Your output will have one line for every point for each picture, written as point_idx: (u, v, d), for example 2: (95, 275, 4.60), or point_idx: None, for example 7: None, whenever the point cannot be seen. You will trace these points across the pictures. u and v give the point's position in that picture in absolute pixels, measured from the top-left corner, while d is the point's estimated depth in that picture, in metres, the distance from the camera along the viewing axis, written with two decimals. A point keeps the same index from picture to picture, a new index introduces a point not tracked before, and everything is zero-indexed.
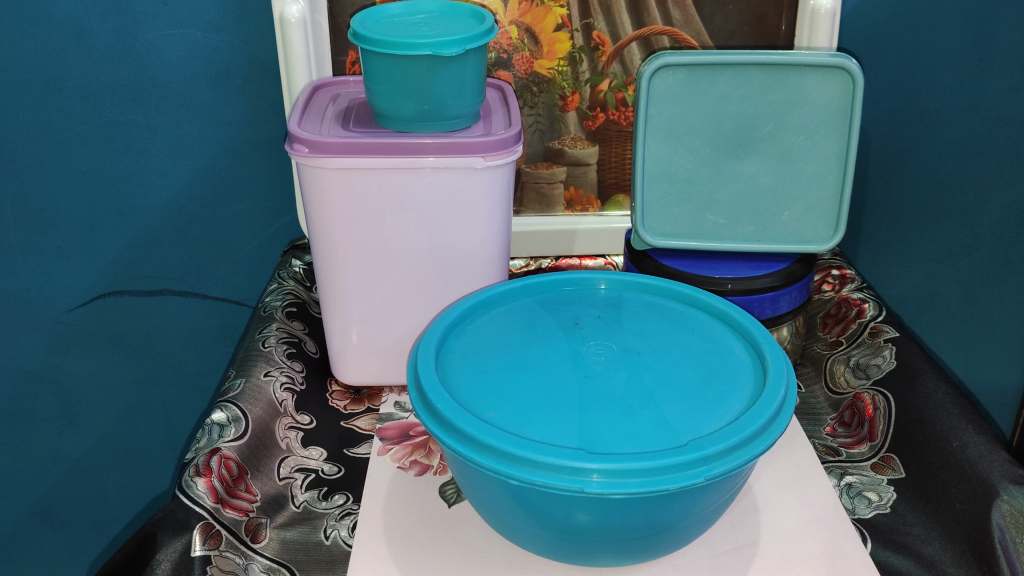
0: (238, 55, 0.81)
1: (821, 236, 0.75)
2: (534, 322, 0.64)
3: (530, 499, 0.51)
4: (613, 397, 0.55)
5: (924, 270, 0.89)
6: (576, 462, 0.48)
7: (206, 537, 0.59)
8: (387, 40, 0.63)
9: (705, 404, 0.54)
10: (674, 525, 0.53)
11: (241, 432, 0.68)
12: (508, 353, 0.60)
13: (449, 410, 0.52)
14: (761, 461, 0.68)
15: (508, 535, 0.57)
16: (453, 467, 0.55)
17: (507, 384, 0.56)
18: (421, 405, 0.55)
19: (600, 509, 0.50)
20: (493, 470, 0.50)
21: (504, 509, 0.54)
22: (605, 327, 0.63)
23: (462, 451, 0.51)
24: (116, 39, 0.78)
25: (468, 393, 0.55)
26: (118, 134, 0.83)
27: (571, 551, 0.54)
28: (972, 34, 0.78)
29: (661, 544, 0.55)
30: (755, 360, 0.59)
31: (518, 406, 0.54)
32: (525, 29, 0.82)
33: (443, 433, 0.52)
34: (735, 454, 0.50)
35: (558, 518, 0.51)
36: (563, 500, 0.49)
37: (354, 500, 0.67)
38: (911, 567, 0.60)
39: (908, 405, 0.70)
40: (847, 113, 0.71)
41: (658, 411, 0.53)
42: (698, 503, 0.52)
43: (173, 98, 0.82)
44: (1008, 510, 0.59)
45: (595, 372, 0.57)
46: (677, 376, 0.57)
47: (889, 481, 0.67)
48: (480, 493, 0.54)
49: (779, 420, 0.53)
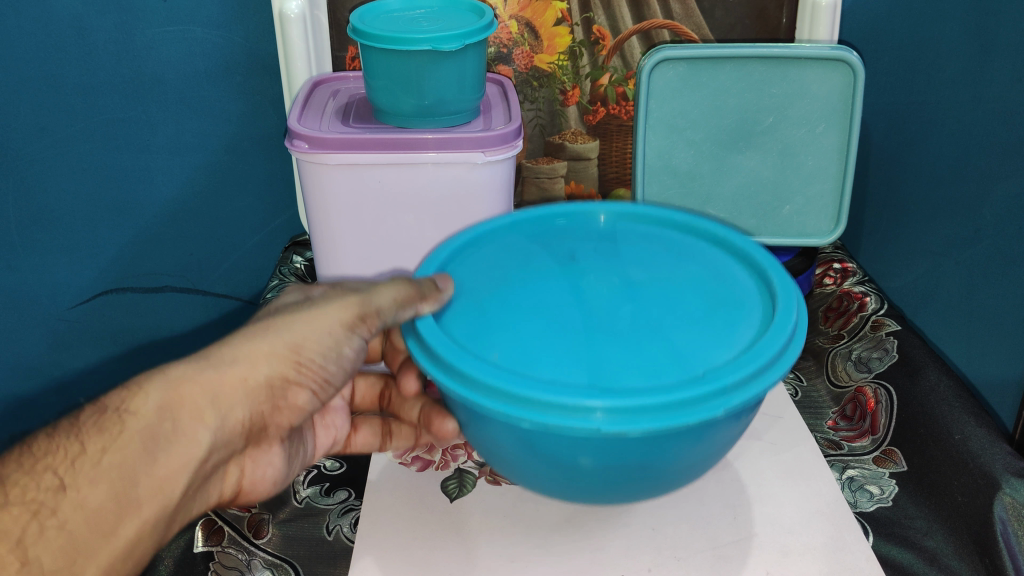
0: (239, 51, 0.85)
1: (822, 229, 0.75)
2: (524, 258, 0.55)
3: (540, 443, 0.44)
4: (618, 330, 0.48)
5: (928, 262, 0.87)
6: (590, 403, 0.41)
7: (209, 533, 0.62)
8: (386, 35, 0.62)
9: (719, 333, 0.48)
10: (692, 463, 0.47)
11: None
12: (502, 287, 0.52)
13: (444, 350, 0.46)
14: (762, 453, 0.69)
15: (518, 481, 0.51)
16: (453, 409, 0.49)
17: (503, 318, 0.49)
18: (414, 348, 0.48)
19: (609, 450, 0.44)
20: (499, 414, 0.43)
21: (509, 453, 0.47)
22: (604, 258, 0.55)
23: (465, 396, 0.44)
24: (116, 36, 0.76)
25: (464, 329, 0.49)
26: (118, 130, 0.79)
27: (584, 494, 0.49)
28: (974, 27, 0.76)
29: (677, 480, 0.48)
30: (763, 289, 0.52)
31: (519, 342, 0.47)
32: (525, 23, 0.82)
33: (440, 375, 0.45)
34: (758, 379, 0.44)
35: (572, 466, 0.45)
36: (571, 441, 0.43)
37: (356, 496, 0.67)
38: (913, 560, 0.60)
39: (908, 397, 0.71)
40: (848, 106, 0.71)
41: (669, 343, 0.47)
42: (715, 437, 0.45)
43: (173, 94, 0.81)
44: (1010, 503, 0.59)
45: (597, 304, 0.50)
46: (683, 304, 0.50)
47: (892, 474, 0.67)
48: (481, 435, 0.48)
49: (795, 345, 0.47)
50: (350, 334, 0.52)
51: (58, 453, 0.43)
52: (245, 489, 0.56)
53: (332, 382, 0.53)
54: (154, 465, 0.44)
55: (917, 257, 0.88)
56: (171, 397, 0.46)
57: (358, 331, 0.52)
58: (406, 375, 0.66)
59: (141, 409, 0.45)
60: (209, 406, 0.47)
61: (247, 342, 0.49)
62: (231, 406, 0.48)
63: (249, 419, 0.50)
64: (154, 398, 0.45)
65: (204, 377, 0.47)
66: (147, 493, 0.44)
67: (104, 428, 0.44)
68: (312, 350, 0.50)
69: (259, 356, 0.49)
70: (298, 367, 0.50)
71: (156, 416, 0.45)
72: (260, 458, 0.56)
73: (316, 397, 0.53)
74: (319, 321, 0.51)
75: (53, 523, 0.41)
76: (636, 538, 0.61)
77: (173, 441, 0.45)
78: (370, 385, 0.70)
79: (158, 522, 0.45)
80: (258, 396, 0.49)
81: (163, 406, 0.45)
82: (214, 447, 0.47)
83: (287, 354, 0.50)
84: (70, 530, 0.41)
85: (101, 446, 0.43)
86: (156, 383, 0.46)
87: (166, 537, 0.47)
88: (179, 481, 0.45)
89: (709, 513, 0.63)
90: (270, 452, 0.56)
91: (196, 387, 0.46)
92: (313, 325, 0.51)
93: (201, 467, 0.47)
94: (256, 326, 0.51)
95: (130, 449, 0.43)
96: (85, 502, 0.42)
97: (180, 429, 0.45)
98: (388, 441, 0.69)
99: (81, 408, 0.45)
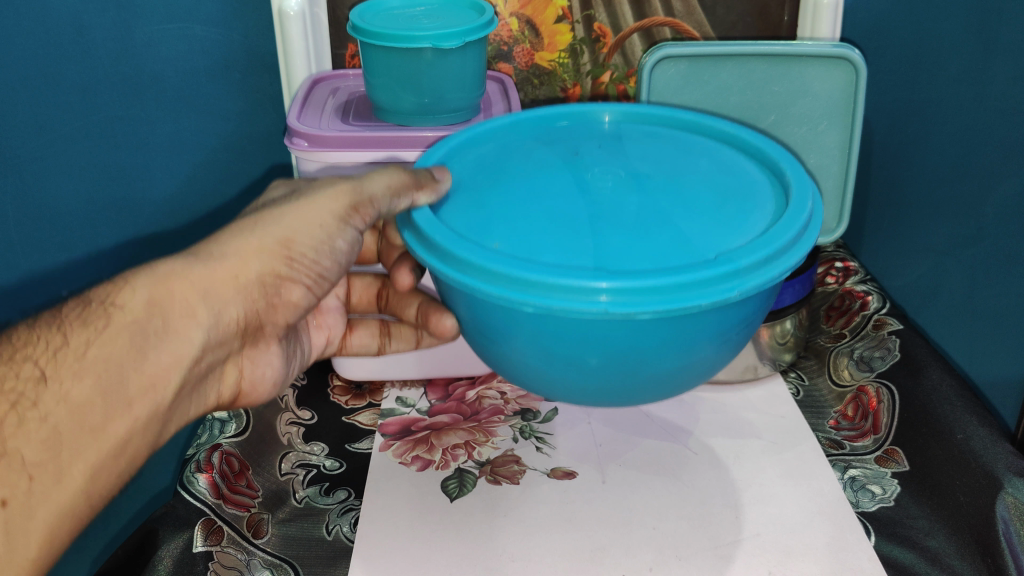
0: (238, 49, 0.78)
1: (827, 227, 0.75)
2: (527, 154, 0.51)
3: (546, 334, 0.41)
4: (625, 218, 0.45)
5: (930, 261, 0.87)
6: (600, 285, 0.38)
7: (208, 532, 0.61)
8: (386, 32, 0.62)
9: (731, 221, 0.44)
10: (702, 358, 0.44)
11: (242, 427, 0.71)
12: (504, 182, 0.48)
13: (448, 240, 0.42)
14: (764, 454, 0.69)
15: (527, 388, 0.48)
16: (454, 305, 0.46)
17: (506, 210, 0.46)
18: (413, 243, 0.45)
19: (619, 338, 0.41)
20: (503, 300, 0.40)
21: (512, 349, 0.44)
22: (609, 153, 0.51)
23: (467, 284, 0.41)
24: (114, 34, 0.73)
25: (468, 222, 0.45)
26: (118, 130, 0.77)
27: (591, 397, 0.46)
28: (976, 25, 0.75)
29: (688, 378, 0.46)
30: (771, 182, 0.49)
31: (522, 231, 0.44)
32: (526, 20, 0.82)
33: (439, 265, 0.42)
34: (771, 264, 0.41)
35: (580, 360, 0.42)
36: (579, 327, 0.40)
37: (355, 496, 0.67)
38: (914, 561, 0.59)
39: (910, 396, 0.70)
40: (850, 103, 0.70)
41: (678, 230, 0.43)
42: (728, 326, 0.43)
43: (172, 93, 0.78)
44: (1012, 503, 0.58)
45: (602, 195, 0.46)
46: (692, 194, 0.47)
47: (894, 474, 0.66)
48: (482, 331, 0.45)
49: (809, 234, 0.44)
50: (343, 224, 0.51)
51: (39, 345, 0.43)
52: (244, 391, 0.57)
53: (327, 276, 0.52)
54: (144, 360, 0.45)
55: (920, 255, 0.88)
56: (158, 293, 0.46)
57: (351, 221, 0.51)
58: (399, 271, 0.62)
59: (128, 305, 0.45)
60: (200, 303, 0.47)
61: (234, 238, 0.49)
62: (224, 303, 0.48)
63: (241, 315, 0.50)
64: (142, 294, 0.45)
65: (191, 274, 0.47)
66: (137, 389, 0.44)
67: (89, 321, 0.44)
68: (303, 244, 0.50)
69: (248, 253, 0.49)
70: (289, 262, 0.50)
71: (144, 312, 0.45)
72: (259, 359, 0.56)
73: (310, 292, 0.53)
74: (311, 212, 0.50)
75: (35, 414, 0.41)
76: (636, 537, 0.61)
77: (163, 337, 0.46)
78: (366, 287, 0.68)
79: (150, 419, 0.46)
80: (251, 292, 0.49)
81: (151, 302, 0.45)
82: (206, 346, 0.48)
83: (278, 247, 0.49)
84: (53, 423, 0.41)
85: (85, 339, 0.43)
86: (143, 279, 0.46)
87: (162, 437, 0.48)
88: (170, 378, 0.46)
89: (710, 512, 0.63)
90: (268, 351, 0.57)
91: (185, 283, 0.47)
92: (305, 218, 0.50)
93: (194, 364, 0.48)
94: (248, 219, 0.50)
95: (117, 342, 0.44)
96: (69, 395, 0.42)
97: (170, 326, 0.46)
98: (386, 343, 0.70)
99: (65, 303, 0.45)
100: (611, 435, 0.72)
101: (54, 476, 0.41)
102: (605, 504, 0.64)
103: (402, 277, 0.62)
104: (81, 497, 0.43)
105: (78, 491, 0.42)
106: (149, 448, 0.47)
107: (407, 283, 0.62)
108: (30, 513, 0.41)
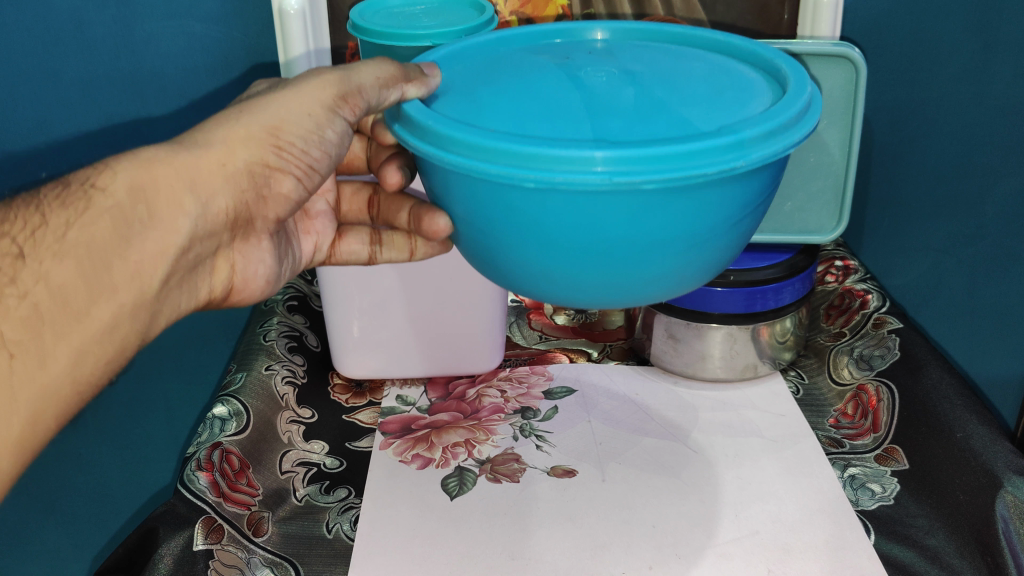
0: (237, 47, 0.81)
1: (825, 227, 0.75)
2: (517, 61, 0.46)
3: (540, 221, 0.37)
4: (622, 105, 0.40)
5: (929, 261, 0.88)
6: (596, 155, 0.34)
7: (208, 531, 0.59)
8: (386, 32, 0.62)
9: (734, 105, 0.40)
10: (709, 249, 0.39)
11: (242, 426, 0.69)
12: (493, 80, 0.43)
13: (437, 124, 0.38)
14: (763, 450, 0.70)
15: (521, 296, 0.43)
16: (447, 204, 0.41)
17: (494, 100, 0.41)
18: (401, 135, 0.40)
19: (620, 219, 0.36)
20: (500, 178, 0.35)
21: (506, 244, 0.39)
22: (603, 56, 0.46)
23: (463, 165, 0.36)
24: (115, 30, 0.76)
25: (458, 111, 0.40)
26: (118, 123, 0.80)
27: (586, 300, 0.41)
28: (975, 23, 0.76)
29: (692, 275, 0.41)
30: (770, 75, 0.44)
31: (515, 116, 0.39)
32: (526, 19, 0.82)
33: (430, 149, 0.37)
34: (778, 138, 0.36)
35: (576, 253, 0.38)
36: (579, 206, 0.36)
37: (356, 495, 0.67)
38: (914, 560, 0.59)
39: (911, 395, 0.70)
40: (851, 101, 0.70)
41: (679, 113, 0.39)
42: (734, 208, 0.38)
43: (172, 88, 0.81)
44: (1012, 501, 0.57)
45: (596, 86, 0.42)
46: (691, 82, 0.42)
47: (894, 472, 0.66)
48: (474, 227, 0.40)
49: (815, 116, 0.39)
50: (333, 114, 0.46)
51: (18, 224, 0.40)
52: (236, 288, 0.53)
53: (318, 168, 0.48)
54: (129, 250, 0.42)
55: (919, 254, 0.88)
56: (143, 179, 0.42)
57: (341, 112, 0.46)
58: (387, 167, 0.53)
59: (110, 187, 0.41)
60: (187, 192, 0.44)
61: (219, 125, 0.45)
62: (212, 193, 0.45)
63: (231, 206, 0.47)
64: (125, 177, 0.42)
65: (178, 159, 0.43)
66: (122, 279, 0.42)
67: (69, 202, 0.41)
68: (292, 132, 0.45)
69: (235, 139, 0.45)
70: (278, 151, 0.46)
71: (128, 197, 0.42)
72: (250, 254, 0.52)
73: (303, 185, 0.48)
74: (297, 99, 0.45)
75: (14, 292, 0.39)
76: (636, 536, 0.61)
77: (149, 226, 0.43)
78: (357, 194, 0.62)
79: (136, 308, 0.43)
80: (239, 182, 0.46)
81: (135, 186, 0.42)
82: (194, 237, 0.45)
83: (265, 134, 0.45)
84: (34, 303, 0.39)
85: (65, 220, 0.40)
86: (126, 164, 0.42)
87: (151, 331, 0.45)
88: (157, 268, 0.43)
89: (710, 511, 0.63)
90: (260, 248, 0.52)
91: (170, 169, 0.43)
92: (294, 104, 0.45)
93: (181, 255, 0.45)
94: (234, 108, 0.46)
95: (100, 227, 0.41)
96: (49, 276, 0.39)
97: (155, 214, 0.43)
98: (377, 253, 0.61)
99: (54, 183, 0.42)
100: (611, 433, 0.72)
101: (37, 357, 0.39)
102: (605, 501, 0.64)
103: (388, 173, 0.53)
104: (67, 383, 0.40)
105: (63, 375, 0.40)
106: (139, 340, 0.44)
107: (393, 181, 0.53)
108: (12, 394, 0.38)
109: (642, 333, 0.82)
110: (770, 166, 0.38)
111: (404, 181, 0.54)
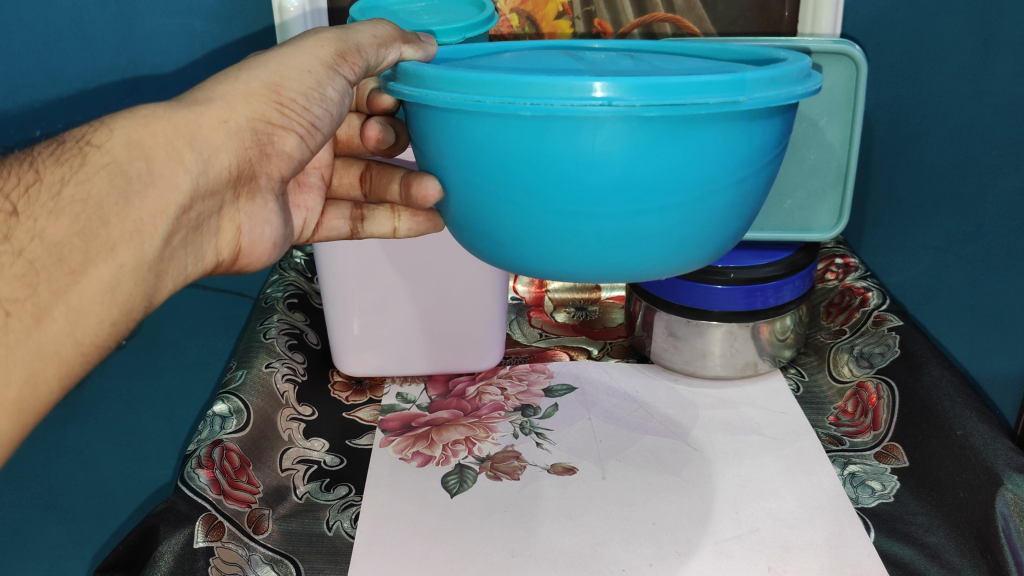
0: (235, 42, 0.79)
1: (825, 224, 0.75)
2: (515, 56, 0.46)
3: (536, 161, 0.36)
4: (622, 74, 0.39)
5: (929, 258, 0.88)
6: (595, 80, 0.33)
7: (208, 528, 0.59)
8: None
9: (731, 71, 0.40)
10: (712, 200, 0.38)
11: (242, 423, 0.69)
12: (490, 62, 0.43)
13: (436, 70, 0.37)
14: (766, 449, 0.70)
15: (518, 263, 0.41)
16: (440, 160, 0.39)
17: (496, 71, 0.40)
18: (396, 90, 0.39)
19: (621, 154, 0.35)
20: (496, 106, 0.34)
21: (501, 194, 0.38)
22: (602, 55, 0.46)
23: (460, 100, 0.35)
24: (114, 28, 0.74)
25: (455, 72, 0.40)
26: None
27: (586, 259, 0.39)
28: (975, 22, 0.76)
29: (696, 233, 0.39)
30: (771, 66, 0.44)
31: None
32: (526, 16, 0.82)
33: (427, 91, 0.37)
34: (778, 85, 0.36)
35: (572, 197, 0.36)
36: (578, 137, 0.34)
37: (356, 492, 0.67)
38: (914, 557, 0.59)
39: (911, 393, 0.70)
40: (850, 98, 0.70)
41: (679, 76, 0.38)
42: (737, 155, 0.37)
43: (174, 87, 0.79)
44: (1012, 499, 0.57)
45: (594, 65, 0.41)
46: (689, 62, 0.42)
47: (894, 470, 0.66)
48: (469, 180, 0.39)
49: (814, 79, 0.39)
50: (333, 72, 0.46)
51: (12, 182, 0.39)
52: (243, 252, 0.51)
53: (320, 128, 0.48)
54: (130, 207, 0.40)
55: (919, 252, 0.88)
56: (139, 135, 0.41)
57: (341, 70, 0.47)
58: (370, 123, 0.56)
59: (108, 144, 0.40)
60: (186, 147, 0.43)
61: (219, 83, 0.45)
62: (213, 149, 0.44)
63: (235, 164, 0.46)
64: (121, 134, 0.41)
65: (177, 117, 0.43)
66: (122, 234, 0.40)
67: (65, 159, 0.40)
68: (293, 90, 0.46)
69: (236, 96, 0.45)
70: (280, 108, 0.45)
71: (124, 152, 0.41)
72: (256, 214, 0.51)
73: (305, 143, 0.48)
74: (296, 56, 0.46)
75: (8, 249, 0.37)
76: (637, 533, 0.61)
77: (150, 182, 0.41)
78: (349, 167, 0.61)
79: (138, 270, 0.41)
80: (242, 139, 0.45)
81: (131, 144, 0.41)
82: (195, 195, 0.44)
83: (266, 90, 0.45)
84: (29, 260, 0.37)
85: (60, 177, 0.39)
86: (123, 120, 0.41)
87: (157, 294, 0.44)
88: (158, 225, 0.42)
89: (710, 508, 0.63)
90: (266, 209, 0.51)
91: (168, 126, 0.42)
92: (293, 62, 0.46)
93: (182, 214, 0.44)
94: (232, 68, 0.46)
95: (96, 183, 0.39)
96: (44, 232, 0.38)
97: (155, 170, 0.42)
98: (360, 228, 0.61)
99: (54, 141, 0.42)
100: (611, 430, 0.72)
101: (34, 315, 0.37)
102: (605, 498, 0.64)
103: (371, 129, 0.55)
104: (68, 345, 0.38)
105: (62, 336, 0.38)
106: (145, 304, 0.42)
107: (372, 134, 0.56)
108: (8, 355, 0.36)
109: (642, 330, 0.81)
110: (771, 118, 0.37)
111: (391, 143, 0.57)
